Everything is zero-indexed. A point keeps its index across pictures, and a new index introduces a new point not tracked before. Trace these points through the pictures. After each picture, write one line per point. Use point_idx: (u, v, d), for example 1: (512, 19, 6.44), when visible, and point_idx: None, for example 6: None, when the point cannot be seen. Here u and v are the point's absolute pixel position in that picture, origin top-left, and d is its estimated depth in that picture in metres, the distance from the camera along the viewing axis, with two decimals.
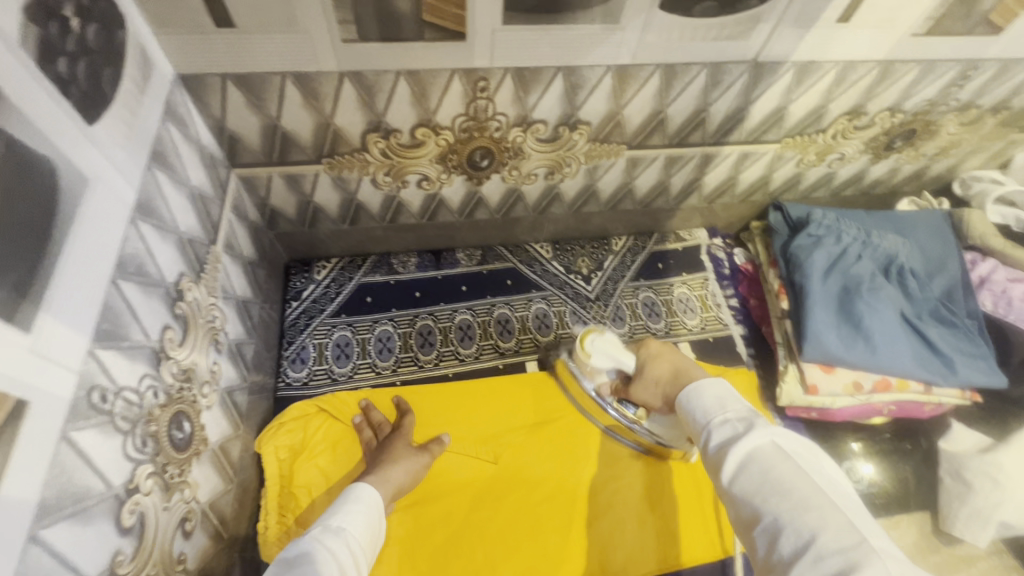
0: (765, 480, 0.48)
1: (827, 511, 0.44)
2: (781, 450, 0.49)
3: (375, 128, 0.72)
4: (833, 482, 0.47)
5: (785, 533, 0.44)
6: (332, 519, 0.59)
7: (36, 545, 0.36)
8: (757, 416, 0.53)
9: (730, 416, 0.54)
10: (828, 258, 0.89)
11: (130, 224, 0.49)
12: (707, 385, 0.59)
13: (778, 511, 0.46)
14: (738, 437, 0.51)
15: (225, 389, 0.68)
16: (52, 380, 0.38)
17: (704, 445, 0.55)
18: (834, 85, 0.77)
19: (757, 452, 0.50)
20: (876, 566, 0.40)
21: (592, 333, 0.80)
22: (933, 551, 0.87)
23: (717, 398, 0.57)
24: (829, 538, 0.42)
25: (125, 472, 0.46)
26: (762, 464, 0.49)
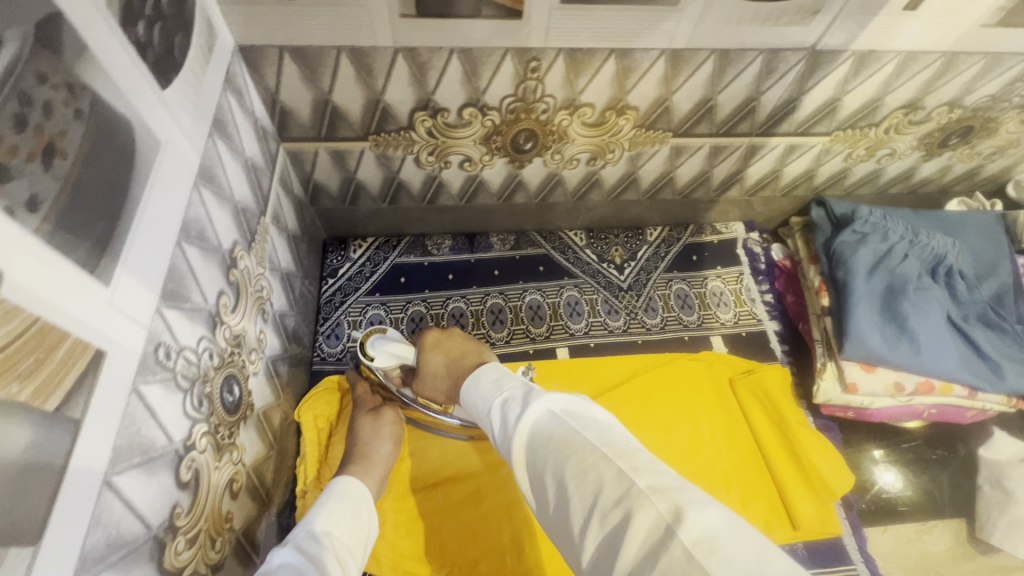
0: (547, 455, 0.45)
1: (601, 466, 0.42)
2: (556, 416, 0.48)
3: (424, 106, 0.72)
4: (608, 432, 0.46)
5: (572, 499, 0.42)
6: (314, 524, 0.55)
7: (110, 491, 0.37)
8: (531, 390, 0.52)
9: (507, 396, 0.53)
10: (873, 256, 0.87)
11: (192, 189, 0.50)
12: (483, 372, 0.58)
13: (565, 479, 0.43)
14: (514, 420, 0.50)
15: (269, 358, 0.69)
16: (126, 334, 0.39)
17: (494, 431, 0.53)
18: (893, 77, 0.75)
19: (537, 428, 0.48)
20: (647, 509, 0.37)
21: (373, 334, 0.76)
22: (966, 559, 0.84)
23: (493, 381, 0.56)
24: (609, 493, 0.40)
25: (184, 430, 0.47)
26: (542, 436, 0.47)
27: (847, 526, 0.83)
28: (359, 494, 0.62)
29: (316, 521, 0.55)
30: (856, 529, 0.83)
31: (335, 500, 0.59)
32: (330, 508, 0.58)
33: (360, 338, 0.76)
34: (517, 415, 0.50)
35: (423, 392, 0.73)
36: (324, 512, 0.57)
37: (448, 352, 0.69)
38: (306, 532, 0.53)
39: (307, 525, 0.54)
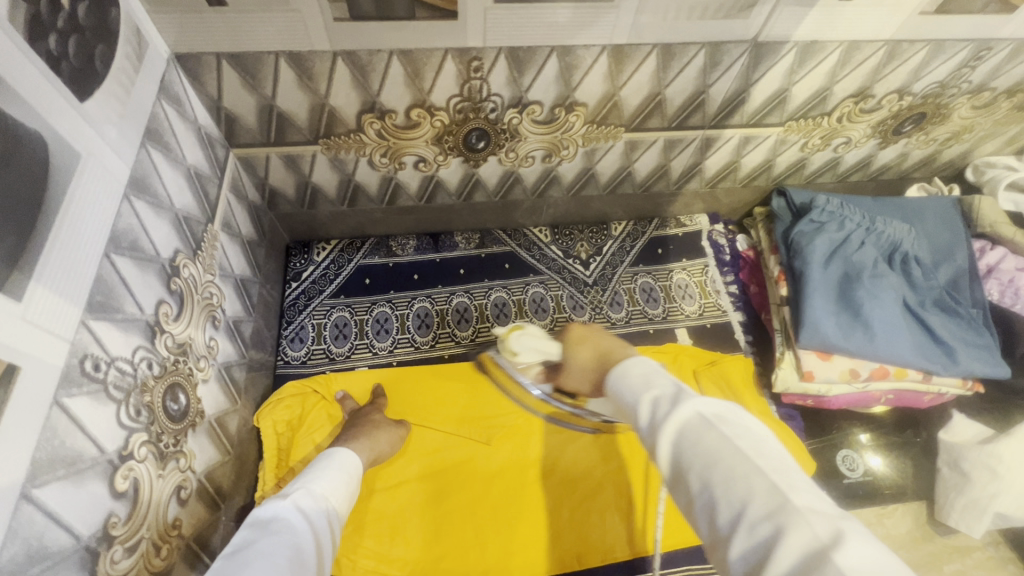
0: (694, 455, 0.40)
1: (754, 476, 0.37)
2: (710, 420, 0.41)
3: (370, 108, 0.72)
4: (764, 442, 0.40)
5: (718, 508, 0.38)
6: (314, 484, 0.59)
7: (30, 504, 0.38)
8: (685, 390, 0.45)
9: (657, 394, 0.46)
10: (830, 244, 0.88)
11: (123, 200, 0.51)
12: (632, 365, 0.50)
13: (710, 484, 0.38)
14: (664, 418, 0.43)
15: (222, 364, 0.69)
16: (45, 348, 0.40)
17: (640, 430, 0.46)
18: (838, 66, 0.75)
19: (685, 429, 0.41)
20: (803, 529, 0.33)
21: (517, 330, 0.70)
22: (927, 541, 0.86)
23: (643, 374, 0.49)
24: (758, 506, 0.35)
25: (119, 439, 0.48)
26: (692, 439, 0.41)
27: None
28: (353, 466, 0.67)
29: (313, 483, 0.59)
30: None
31: (333, 468, 0.64)
32: (327, 475, 0.62)
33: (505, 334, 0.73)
34: (667, 413, 0.43)
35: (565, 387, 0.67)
36: (323, 478, 0.61)
37: (594, 349, 0.61)
38: (303, 490, 0.57)
39: (303, 484, 0.59)
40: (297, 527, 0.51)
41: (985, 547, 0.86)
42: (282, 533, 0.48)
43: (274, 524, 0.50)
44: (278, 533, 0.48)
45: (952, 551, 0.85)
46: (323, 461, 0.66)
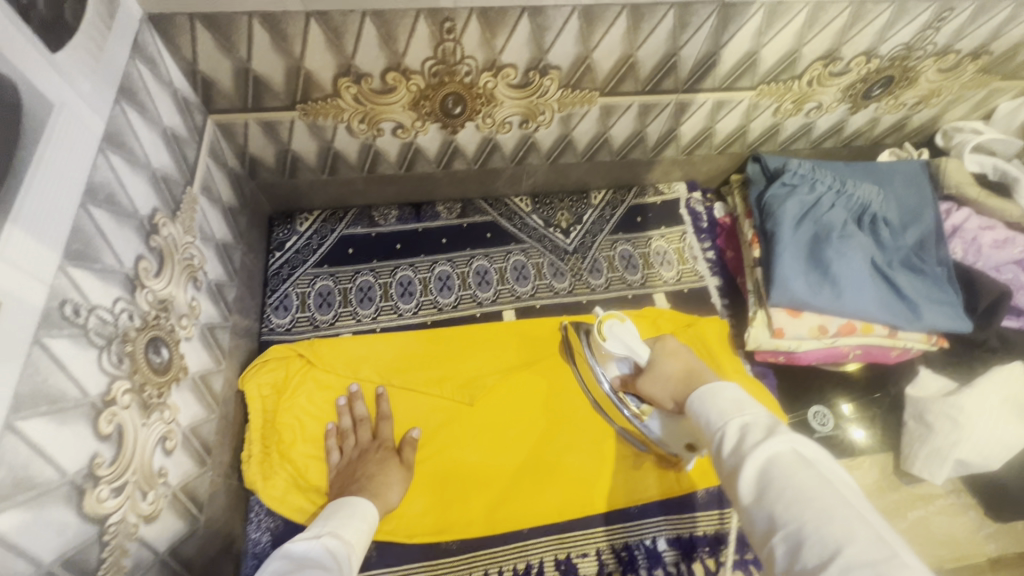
0: (785, 487, 0.48)
1: (852, 524, 0.44)
2: (803, 458, 0.50)
3: (346, 71, 0.73)
4: (848, 490, 0.48)
5: (808, 544, 0.44)
6: (343, 530, 0.63)
7: (14, 435, 0.39)
8: (777, 423, 0.53)
9: (749, 420, 0.55)
10: (801, 207, 0.90)
11: (99, 154, 0.52)
12: (721, 389, 0.59)
13: (803, 521, 0.45)
14: (757, 443, 0.51)
15: (204, 325, 0.71)
16: (24, 289, 0.41)
17: (720, 445, 0.55)
18: (805, 27, 0.77)
19: (778, 459, 0.50)
20: None
21: (613, 317, 0.76)
22: (891, 489, 0.90)
23: (733, 400, 0.57)
24: (858, 552, 0.42)
25: (101, 384, 0.49)
26: (785, 473, 0.49)
27: None
28: (374, 515, 0.70)
29: (337, 527, 0.63)
30: None
31: (356, 515, 0.67)
32: (353, 522, 0.66)
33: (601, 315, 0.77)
34: (760, 440, 0.52)
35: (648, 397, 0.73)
36: (351, 526, 0.65)
37: (687, 363, 0.69)
38: (331, 535, 0.61)
39: (328, 528, 0.63)
40: (325, 569, 0.54)
41: (948, 494, 0.90)
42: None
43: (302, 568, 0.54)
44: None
45: (917, 499, 0.89)
46: (350, 502, 0.69)
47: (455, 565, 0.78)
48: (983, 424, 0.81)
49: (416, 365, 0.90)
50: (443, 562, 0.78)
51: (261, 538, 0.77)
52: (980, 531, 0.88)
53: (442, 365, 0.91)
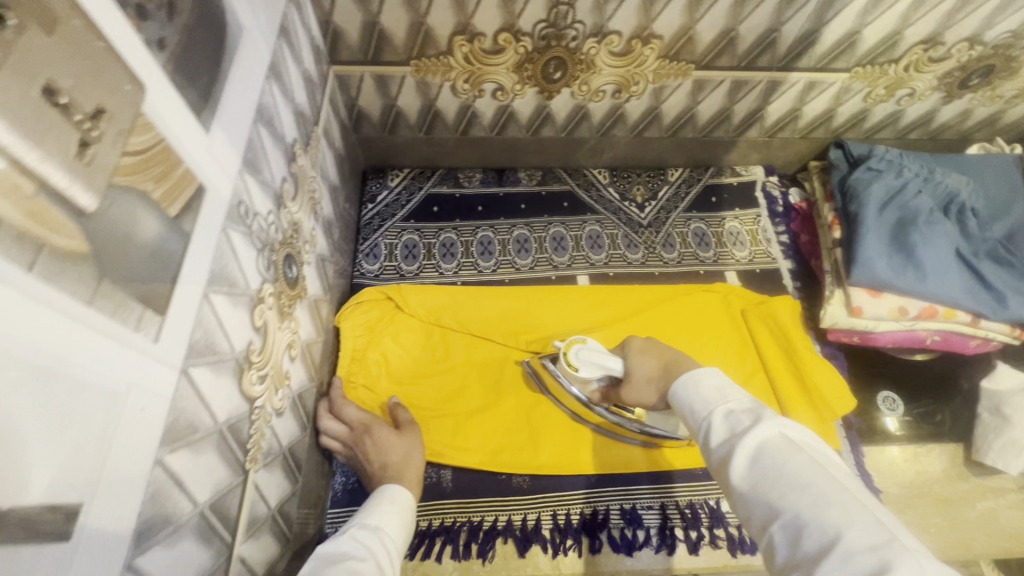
0: (779, 475, 0.45)
1: (849, 507, 0.41)
2: (791, 441, 0.47)
3: (463, 30, 0.78)
4: (843, 474, 0.45)
5: (808, 531, 0.41)
6: (369, 519, 0.61)
7: (209, 305, 0.46)
8: (762, 407, 0.51)
9: (734, 406, 0.52)
10: (887, 191, 0.91)
11: (265, 81, 0.58)
12: (703, 374, 0.56)
13: (798, 507, 0.42)
14: (745, 431, 0.49)
15: (319, 255, 0.78)
16: (219, 182, 0.47)
17: (707, 436, 0.52)
18: (912, 8, 0.78)
19: (767, 445, 0.47)
20: (911, 564, 0.36)
21: (575, 342, 0.75)
22: (963, 479, 0.88)
23: (715, 386, 0.55)
24: (857, 537, 0.39)
25: (257, 282, 0.56)
26: (776, 458, 0.46)
27: (847, 444, 0.88)
28: (402, 497, 0.67)
29: (369, 519, 0.61)
30: (854, 445, 0.89)
31: (383, 502, 0.65)
32: (379, 509, 0.63)
33: (563, 347, 0.77)
34: (748, 426, 0.49)
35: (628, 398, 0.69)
36: (376, 512, 0.62)
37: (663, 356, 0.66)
38: (359, 527, 0.59)
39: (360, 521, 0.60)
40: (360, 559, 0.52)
41: (1020, 490, 0.88)
42: (346, 565, 0.50)
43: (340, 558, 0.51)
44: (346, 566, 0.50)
45: (991, 492, 0.87)
46: (378, 498, 0.66)
47: (524, 504, 0.82)
48: None
49: (495, 316, 0.95)
50: (511, 499, 0.82)
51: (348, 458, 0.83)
52: None
53: (516, 319, 0.96)
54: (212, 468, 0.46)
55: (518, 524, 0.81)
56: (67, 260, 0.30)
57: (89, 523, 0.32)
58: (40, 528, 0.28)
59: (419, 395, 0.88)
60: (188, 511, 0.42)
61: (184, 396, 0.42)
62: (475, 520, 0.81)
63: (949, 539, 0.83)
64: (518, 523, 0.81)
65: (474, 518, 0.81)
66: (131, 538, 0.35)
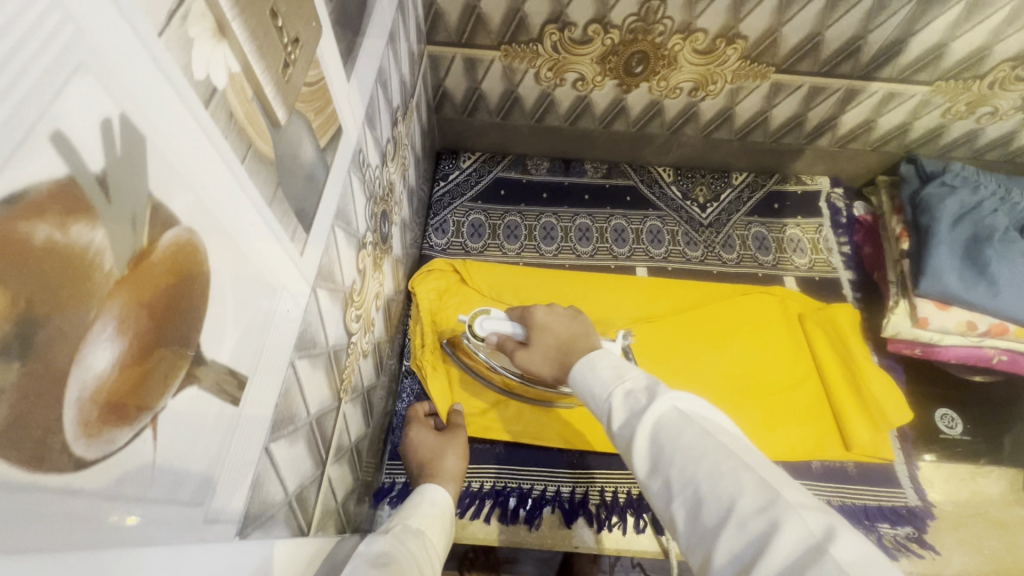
0: (677, 452, 0.46)
1: (739, 472, 0.42)
2: (684, 415, 0.48)
3: (556, 19, 0.83)
4: (735, 438, 0.46)
5: (707, 504, 0.43)
6: (411, 520, 0.60)
7: (334, 237, 0.50)
8: (658, 385, 0.52)
9: (629, 386, 0.54)
10: (962, 206, 0.90)
11: (385, 47, 0.63)
12: (599, 359, 0.59)
13: (698, 482, 0.44)
14: (641, 412, 0.50)
15: (402, 220, 0.82)
16: (351, 130, 0.52)
17: (611, 419, 0.53)
18: (1004, 23, 0.78)
19: (662, 422, 0.48)
20: (793, 521, 0.38)
21: (479, 315, 0.80)
22: (1020, 505, 0.87)
23: (612, 367, 0.57)
24: (748, 501, 0.40)
25: (363, 228, 0.60)
26: (674, 433, 0.47)
27: (901, 455, 0.87)
28: (443, 500, 0.67)
29: (410, 518, 0.61)
30: (909, 457, 0.87)
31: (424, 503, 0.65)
32: (420, 512, 0.63)
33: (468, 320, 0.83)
34: (644, 405, 0.51)
35: (522, 361, 0.72)
36: (417, 515, 0.62)
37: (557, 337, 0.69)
38: (400, 526, 0.58)
39: (400, 521, 0.60)
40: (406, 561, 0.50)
41: None
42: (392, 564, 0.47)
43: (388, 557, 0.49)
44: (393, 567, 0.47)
45: None
46: (419, 496, 0.67)
47: (573, 477, 0.84)
48: None
49: (560, 295, 0.98)
50: (559, 471, 0.85)
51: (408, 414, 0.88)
52: None
53: (580, 302, 0.98)
54: (321, 385, 0.51)
55: (566, 495, 0.83)
56: (261, 163, 0.34)
57: (252, 394, 0.36)
58: (224, 387, 0.32)
59: None
60: (304, 416, 0.47)
61: (312, 312, 0.46)
62: (525, 487, 0.83)
63: (1002, 561, 0.82)
64: (566, 494, 0.83)
65: (524, 485, 0.83)
66: (269, 425, 0.39)
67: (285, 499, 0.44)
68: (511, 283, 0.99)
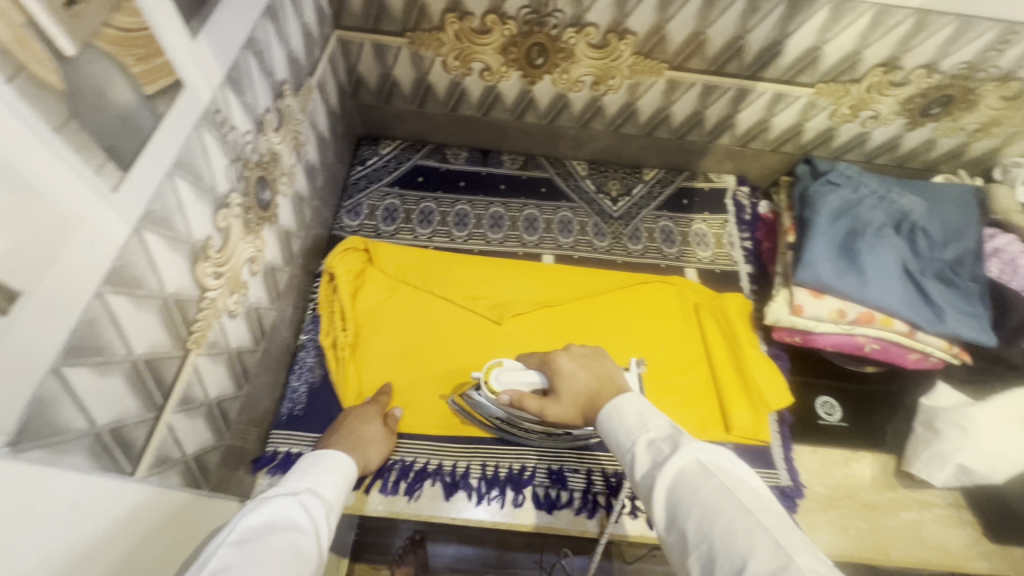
0: (693, 504, 0.48)
1: (754, 532, 0.44)
2: (705, 467, 0.50)
3: (454, 8, 0.87)
4: (751, 495, 0.48)
5: (719, 561, 0.44)
6: (324, 491, 0.60)
7: (170, 186, 0.52)
8: (681, 434, 0.55)
9: (653, 436, 0.56)
10: (843, 203, 0.95)
11: (261, 18, 0.65)
12: (625, 405, 0.61)
13: (711, 537, 0.45)
14: (664, 461, 0.53)
15: (297, 193, 0.85)
16: (199, 88, 0.55)
17: (637, 469, 0.55)
18: (869, 29, 0.83)
19: (681, 474, 0.51)
20: None
21: (493, 367, 0.76)
22: (889, 488, 0.90)
23: (637, 415, 0.59)
24: (760, 563, 0.41)
25: (225, 187, 0.63)
26: (688, 483, 0.50)
27: (778, 438, 0.91)
28: (348, 470, 0.67)
29: (316, 485, 0.60)
30: (785, 440, 0.91)
31: (333, 468, 0.65)
32: (333, 482, 0.63)
33: (480, 375, 0.77)
34: (667, 456, 0.53)
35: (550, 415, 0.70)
36: (324, 478, 0.62)
37: (592, 376, 0.70)
38: (311, 493, 0.58)
39: (307, 485, 0.60)
40: (302, 530, 0.52)
41: (948, 506, 0.89)
42: (285, 538, 0.49)
43: (256, 539, 0.48)
44: (252, 557, 0.46)
45: (915, 503, 0.89)
46: (325, 459, 0.65)
47: (456, 453, 0.86)
48: (991, 436, 0.82)
49: (461, 280, 1.01)
50: (448, 446, 0.86)
51: (299, 387, 0.89)
52: (973, 548, 0.85)
53: (480, 288, 1.00)
54: (153, 329, 0.52)
55: (448, 469, 0.84)
56: (40, 89, 0.36)
57: (26, 311, 0.37)
58: None
59: (374, 342, 0.93)
60: (120, 352, 0.48)
61: (134, 252, 0.48)
62: (407, 460, 0.84)
63: (867, 542, 0.84)
64: (448, 469, 0.84)
65: (406, 458, 0.84)
66: (61, 348, 0.41)
67: (89, 431, 0.46)
68: (412, 266, 1.01)
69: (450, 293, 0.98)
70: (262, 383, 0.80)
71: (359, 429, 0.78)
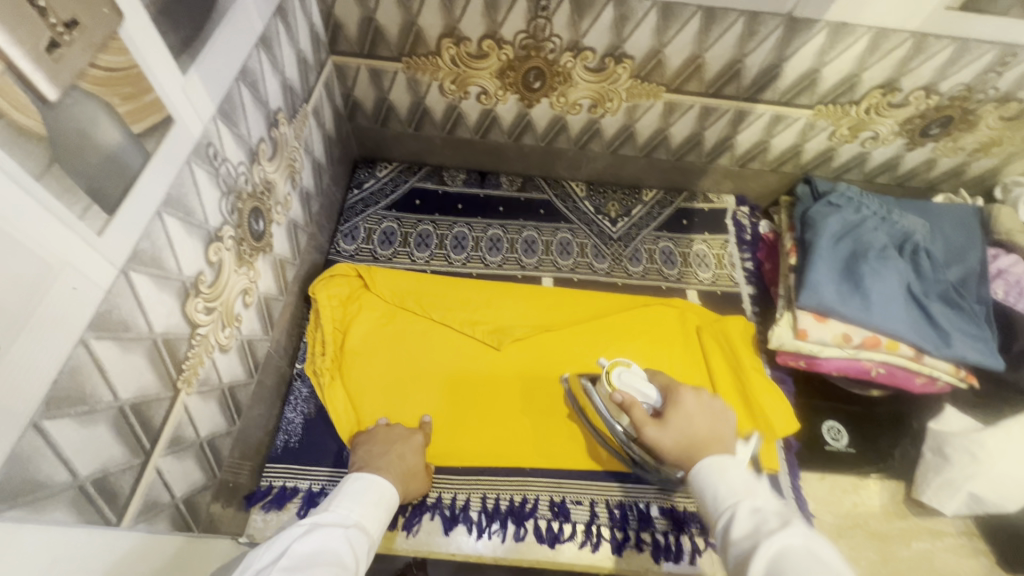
0: None
1: None
2: (817, 559, 0.42)
3: (450, 33, 0.86)
4: None
5: None
6: (367, 523, 0.56)
7: (159, 223, 0.51)
8: (792, 514, 0.46)
9: (761, 507, 0.49)
10: (844, 224, 0.94)
11: (254, 48, 0.65)
12: (731, 467, 0.54)
13: None
14: (770, 532, 0.45)
15: (291, 220, 0.84)
16: (190, 122, 0.54)
17: (733, 536, 0.48)
18: (867, 52, 0.83)
19: (788, 552, 0.43)
20: None
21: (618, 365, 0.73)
22: (899, 517, 0.90)
23: (745, 482, 0.52)
24: None
25: (217, 221, 0.61)
26: (792, 562, 0.42)
27: (785, 464, 0.89)
28: (393, 498, 0.62)
29: (365, 519, 0.56)
30: (792, 468, 0.89)
31: (379, 492, 0.60)
32: (378, 512, 0.58)
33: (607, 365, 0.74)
34: (772, 529, 0.45)
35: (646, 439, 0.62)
36: (369, 508, 0.57)
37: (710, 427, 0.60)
38: (358, 529, 0.54)
39: (357, 518, 0.55)
40: (344, 566, 0.47)
41: (959, 535, 0.90)
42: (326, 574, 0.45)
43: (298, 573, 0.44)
44: None
45: (925, 531, 0.89)
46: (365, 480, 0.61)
47: (455, 483, 0.83)
48: (1002, 460, 0.81)
49: (459, 304, 0.99)
50: (448, 477, 0.84)
51: (294, 419, 0.87)
52: None
53: (477, 312, 0.98)
54: (140, 371, 0.51)
55: (447, 502, 0.82)
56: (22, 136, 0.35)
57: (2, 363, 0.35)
58: None
59: (370, 369, 0.91)
60: (106, 400, 0.47)
61: (120, 294, 0.47)
62: None
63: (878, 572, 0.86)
64: (447, 501, 0.82)
65: None
66: (42, 400, 0.39)
67: (71, 483, 0.44)
68: (410, 291, 0.99)
69: (449, 318, 0.96)
70: (254, 415, 0.78)
71: (408, 456, 0.75)
